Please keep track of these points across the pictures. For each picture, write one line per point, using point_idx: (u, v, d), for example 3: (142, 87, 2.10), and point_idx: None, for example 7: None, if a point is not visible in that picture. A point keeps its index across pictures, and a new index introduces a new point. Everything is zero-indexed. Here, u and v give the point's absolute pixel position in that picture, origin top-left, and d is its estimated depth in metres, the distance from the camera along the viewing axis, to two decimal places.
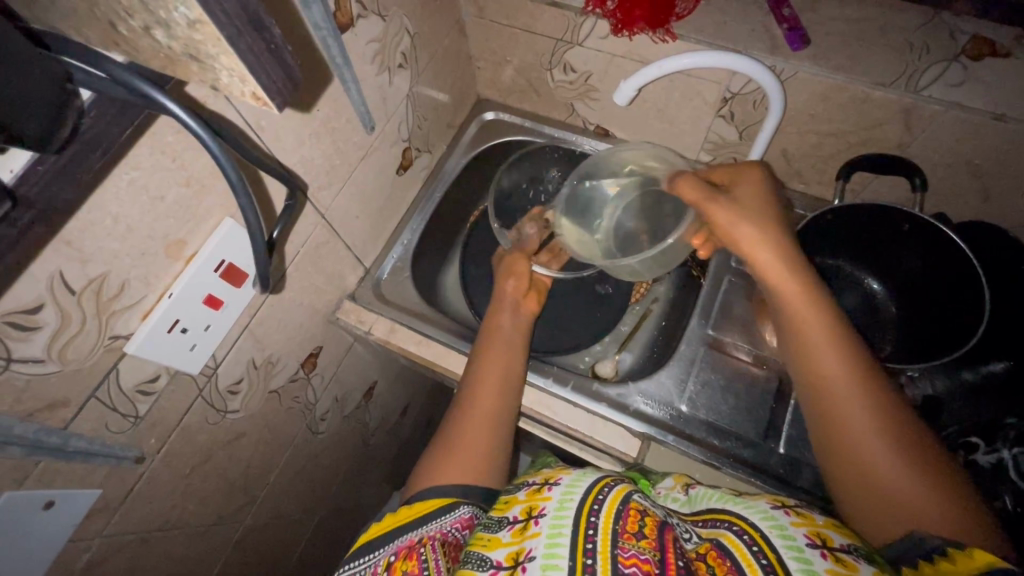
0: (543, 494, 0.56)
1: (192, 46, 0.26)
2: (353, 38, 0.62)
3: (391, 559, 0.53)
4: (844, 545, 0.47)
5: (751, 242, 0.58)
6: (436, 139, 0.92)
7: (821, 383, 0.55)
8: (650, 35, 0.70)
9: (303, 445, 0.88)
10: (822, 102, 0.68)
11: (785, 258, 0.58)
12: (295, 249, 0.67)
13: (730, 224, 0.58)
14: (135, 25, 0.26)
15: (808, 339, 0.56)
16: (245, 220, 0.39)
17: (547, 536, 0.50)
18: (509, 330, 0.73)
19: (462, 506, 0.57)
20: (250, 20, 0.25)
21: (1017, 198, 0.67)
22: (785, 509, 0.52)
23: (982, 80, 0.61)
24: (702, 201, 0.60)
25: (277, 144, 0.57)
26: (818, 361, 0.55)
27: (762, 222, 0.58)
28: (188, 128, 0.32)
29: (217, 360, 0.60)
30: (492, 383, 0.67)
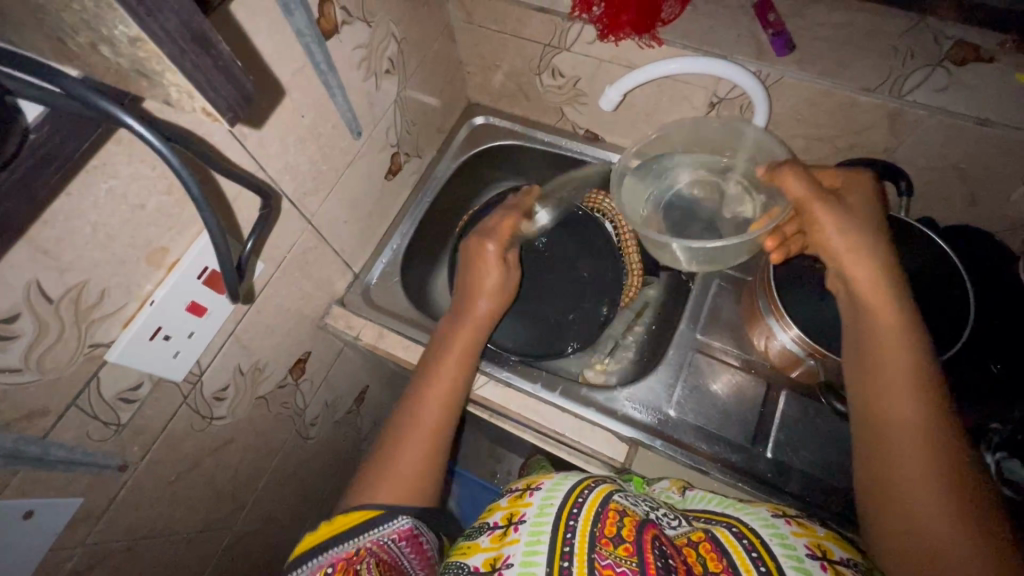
0: (525, 499, 0.57)
1: (137, 62, 0.26)
2: (338, 45, 0.62)
3: (327, 571, 0.52)
4: (843, 558, 0.49)
5: (849, 250, 0.55)
6: (426, 143, 0.92)
7: (889, 403, 0.51)
8: (636, 40, 0.70)
9: (293, 450, 0.87)
10: (808, 107, 0.68)
11: (880, 274, 0.54)
12: (282, 255, 0.67)
13: (839, 232, 0.55)
14: (83, 40, 0.26)
15: (886, 358, 0.52)
16: (212, 238, 0.39)
17: (526, 542, 0.51)
18: (469, 333, 0.71)
19: (401, 517, 0.56)
20: (193, 37, 0.25)
21: (1003, 202, 0.67)
22: (786, 518, 0.53)
23: (966, 84, 0.61)
24: (808, 197, 0.56)
25: (261, 150, 0.57)
26: (894, 382, 0.51)
27: (865, 235, 0.55)
28: (150, 142, 0.32)
29: (202, 367, 0.60)
30: (432, 410, 0.64)
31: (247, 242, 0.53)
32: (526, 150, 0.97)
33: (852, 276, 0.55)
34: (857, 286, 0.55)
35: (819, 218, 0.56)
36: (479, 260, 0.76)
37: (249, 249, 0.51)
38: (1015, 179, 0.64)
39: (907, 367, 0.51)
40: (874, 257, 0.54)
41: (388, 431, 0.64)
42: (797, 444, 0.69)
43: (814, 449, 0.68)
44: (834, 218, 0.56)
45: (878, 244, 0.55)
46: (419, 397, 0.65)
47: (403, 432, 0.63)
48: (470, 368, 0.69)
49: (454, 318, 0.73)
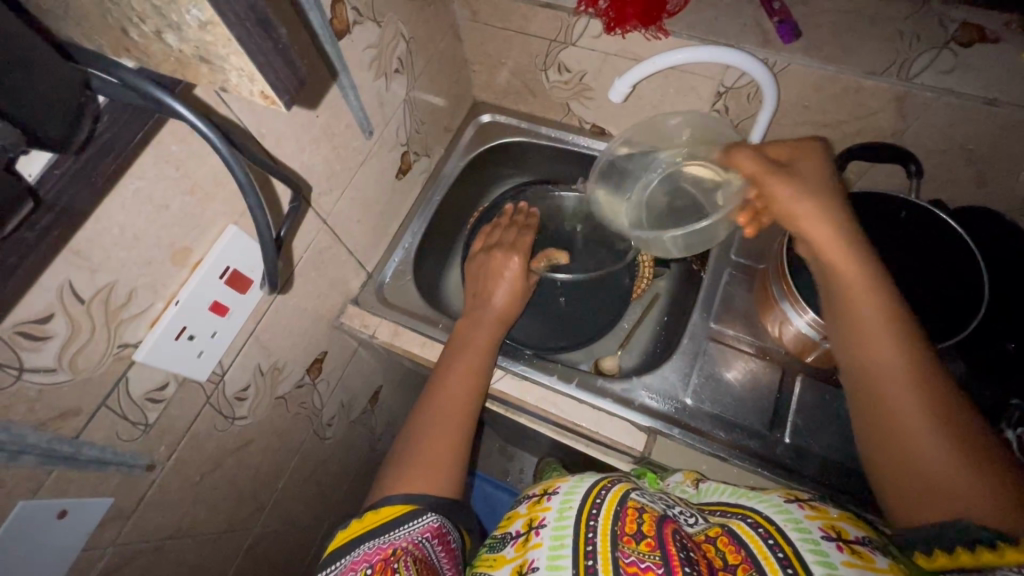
0: (544, 503, 0.58)
1: (202, 47, 0.27)
2: (350, 44, 0.63)
3: (367, 571, 0.51)
4: (858, 537, 0.48)
5: (810, 215, 0.54)
6: (434, 142, 0.93)
7: (869, 362, 0.52)
8: (642, 32, 0.71)
9: (311, 450, 0.88)
10: (815, 94, 0.69)
11: (846, 234, 0.54)
12: (298, 254, 0.67)
13: (792, 200, 0.55)
14: (147, 29, 0.27)
15: (863, 318, 0.53)
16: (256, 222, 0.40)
17: (550, 546, 0.52)
18: (488, 331, 0.73)
19: (428, 514, 0.56)
20: (258, 18, 0.26)
21: (1011, 182, 0.68)
22: (799, 503, 0.53)
23: (973, 66, 0.61)
24: (761, 172, 0.57)
25: (279, 150, 0.58)
26: (873, 348, 0.52)
27: (821, 198, 0.55)
28: (197, 128, 0.33)
29: (224, 366, 0.61)
30: (452, 401, 0.66)
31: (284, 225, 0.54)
32: (532, 146, 0.98)
33: (819, 244, 0.55)
34: (822, 254, 0.55)
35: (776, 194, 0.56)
36: (494, 270, 0.79)
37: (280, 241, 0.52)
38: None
39: (880, 325, 0.52)
40: (833, 216, 0.54)
41: (407, 424, 0.66)
42: (814, 428, 0.70)
43: (833, 433, 0.69)
44: (788, 187, 0.55)
45: (836, 205, 0.55)
46: (437, 395, 0.66)
47: (427, 430, 0.63)
48: (483, 372, 0.70)
49: (476, 317, 0.74)
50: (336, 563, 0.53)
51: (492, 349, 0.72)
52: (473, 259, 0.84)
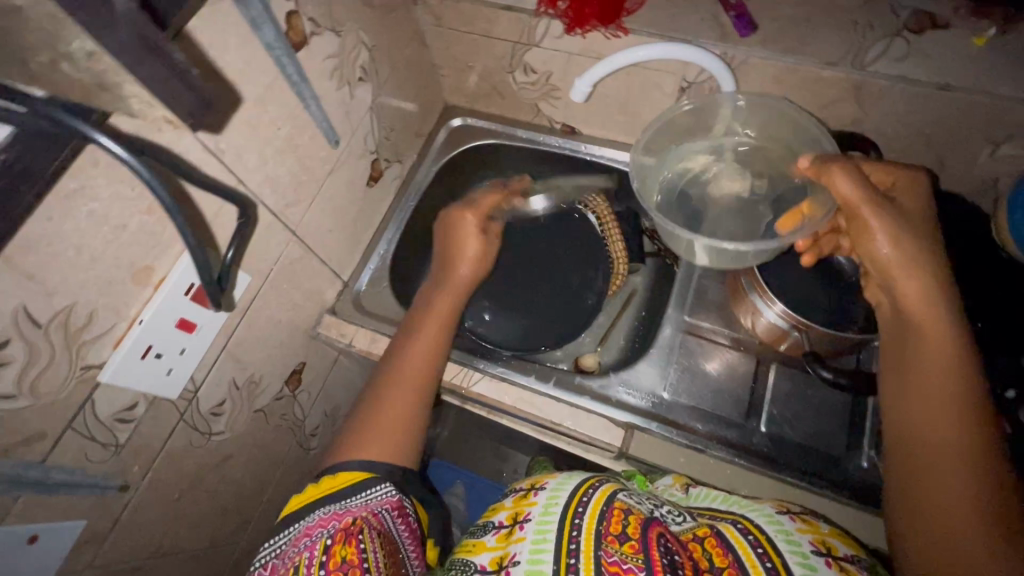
0: (529, 499, 0.59)
1: (97, 75, 0.31)
2: (309, 56, 0.63)
3: (325, 538, 0.52)
4: (847, 554, 0.50)
5: (901, 259, 0.53)
6: (405, 148, 0.93)
7: (916, 400, 0.52)
8: (602, 31, 0.72)
9: (295, 462, 0.88)
10: (776, 85, 0.69)
11: (933, 288, 0.52)
12: (268, 267, 0.67)
13: (880, 230, 0.53)
14: (43, 59, 0.30)
15: (929, 374, 0.51)
16: (178, 227, 0.41)
17: (533, 540, 0.53)
18: (450, 299, 0.72)
19: (386, 486, 0.57)
20: (148, 47, 0.29)
21: (970, 166, 0.69)
22: (790, 515, 0.54)
23: (926, 52, 0.62)
24: (853, 197, 0.54)
25: (239, 164, 0.58)
26: (924, 389, 0.51)
27: (917, 246, 0.53)
28: (120, 157, 0.36)
29: (197, 383, 0.61)
30: (415, 366, 0.66)
31: (229, 248, 0.56)
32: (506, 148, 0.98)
33: (902, 290, 0.53)
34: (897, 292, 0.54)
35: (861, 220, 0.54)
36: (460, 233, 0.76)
37: (229, 261, 0.55)
38: (981, 141, 0.65)
39: (948, 387, 0.50)
40: (924, 268, 0.52)
41: (359, 407, 0.65)
42: (789, 417, 0.71)
43: (806, 420, 0.70)
44: (884, 226, 0.53)
45: (925, 246, 0.53)
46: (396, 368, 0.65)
47: (381, 405, 0.62)
48: (443, 349, 0.69)
49: (441, 283, 0.74)
50: (290, 528, 0.55)
51: (455, 320, 0.71)
52: (444, 218, 0.78)
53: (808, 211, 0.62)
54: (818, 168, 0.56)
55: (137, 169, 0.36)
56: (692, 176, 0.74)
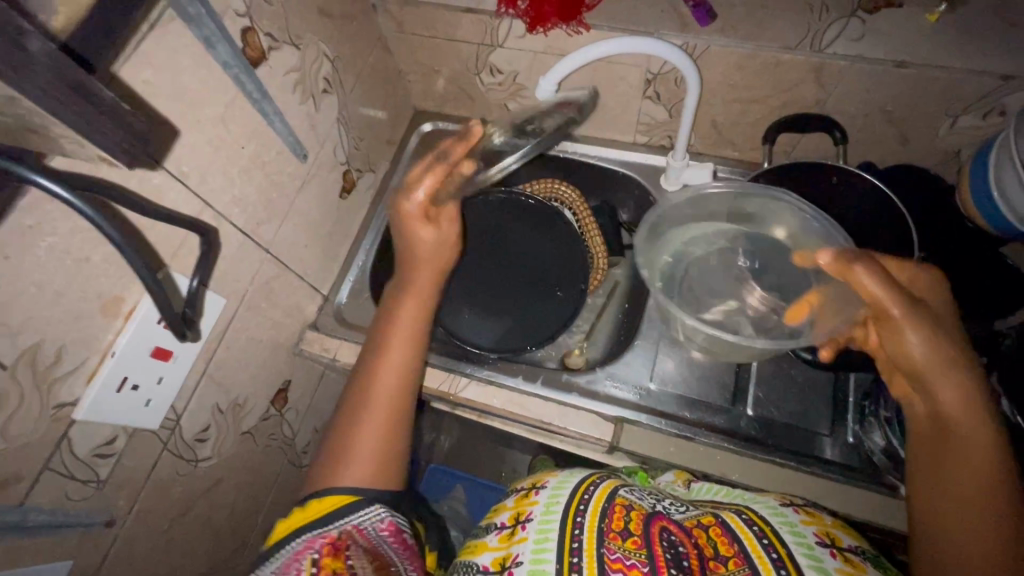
0: (531, 498, 0.59)
1: (26, 116, 0.31)
2: (269, 71, 0.62)
3: (314, 555, 0.53)
4: (851, 546, 0.51)
5: (935, 361, 0.50)
6: (377, 157, 0.92)
7: (940, 494, 0.50)
8: (564, 28, 0.71)
9: (288, 480, 0.87)
10: (738, 72, 0.70)
11: (968, 389, 0.49)
12: (243, 288, 0.66)
13: (906, 322, 0.50)
14: None
15: (956, 475, 0.49)
16: (133, 262, 0.40)
17: (534, 540, 0.52)
18: (411, 305, 0.68)
19: (377, 508, 0.57)
20: (71, 87, 0.31)
21: (932, 139, 0.70)
22: (794, 507, 0.56)
23: (881, 30, 0.63)
24: (877, 292, 0.50)
25: (205, 187, 0.57)
26: (949, 483, 0.49)
27: (950, 347, 0.50)
28: (60, 196, 0.35)
29: (179, 410, 0.60)
30: (387, 385, 0.64)
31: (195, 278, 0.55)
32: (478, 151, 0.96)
33: (933, 391, 0.51)
34: (923, 380, 0.51)
35: (888, 312, 0.51)
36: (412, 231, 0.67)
37: (194, 289, 0.54)
38: (940, 115, 0.66)
39: (978, 495, 0.48)
40: (953, 358, 0.49)
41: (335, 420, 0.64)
42: (775, 398, 0.72)
43: (790, 400, 0.72)
44: (918, 331, 0.50)
45: (953, 339, 0.50)
46: (367, 386, 0.63)
47: (361, 416, 0.62)
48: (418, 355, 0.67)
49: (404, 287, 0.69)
50: (279, 555, 0.55)
51: (418, 329, 0.68)
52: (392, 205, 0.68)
53: (817, 303, 0.62)
54: (844, 268, 0.51)
55: (77, 206, 0.36)
56: (700, 257, 0.73)
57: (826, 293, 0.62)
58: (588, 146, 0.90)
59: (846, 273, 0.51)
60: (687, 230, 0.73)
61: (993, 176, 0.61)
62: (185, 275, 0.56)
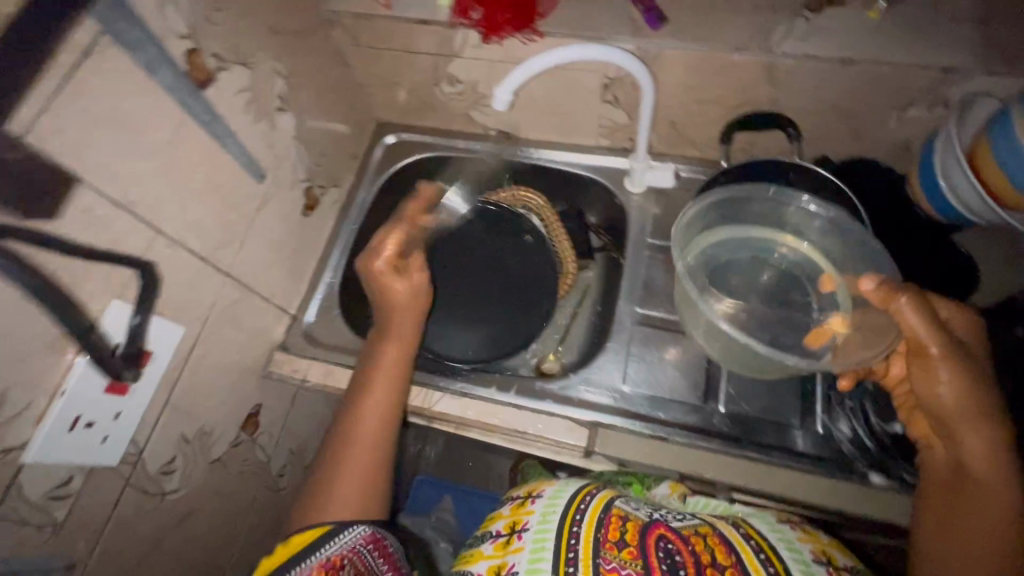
0: (527, 507, 0.59)
1: None
2: (218, 92, 0.61)
3: None
4: (846, 564, 0.53)
5: (966, 406, 0.51)
6: (340, 172, 0.91)
7: (947, 525, 0.52)
8: (518, 37, 0.72)
9: (266, 506, 0.85)
10: (693, 74, 0.71)
11: (995, 437, 0.51)
12: (203, 314, 0.65)
13: (941, 361, 0.51)
14: None
15: (969, 513, 0.51)
16: None
17: (531, 549, 0.52)
18: (393, 351, 0.70)
19: (361, 525, 0.59)
20: None
21: (882, 133, 0.71)
22: (792, 525, 0.57)
23: (825, 30, 0.65)
24: (917, 329, 0.52)
25: (157, 214, 0.56)
26: (960, 518, 0.51)
27: (981, 392, 0.51)
28: None
29: (140, 444, 0.58)
30: (367, 431, 0.65)
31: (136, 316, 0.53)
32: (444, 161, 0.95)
33: (957, 430, 0.52)
34: (948, 419, 0.53)
35: (924, 347, 0.52)
36: (383, 287, 0.70)
37: (136, 327, 0.53)
38: (888, 109, 0.68)
39: (986, 531, 0.50)
40: (979, 400, 0.51)
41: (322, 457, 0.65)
42: (746, 393, 0.73)
43: (761, 395, 0.72)
44: (953, 373, 0.51)
45: (985, 384, 0.52)
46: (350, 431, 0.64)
47: (342, 462, 0.63)
48: (399, 386, 0.68)
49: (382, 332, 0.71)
50: None
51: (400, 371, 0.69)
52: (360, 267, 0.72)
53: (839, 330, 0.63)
54: (888, 295, 0.52)
55: None
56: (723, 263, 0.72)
57: (854, 321, 0.63)
58: (552, 152, 0.90)
59: (889, 300, 0.52)
60: (710, 232, 0.71)
61: (941, 177, 0.63)
62: (107, 312, 0.51)
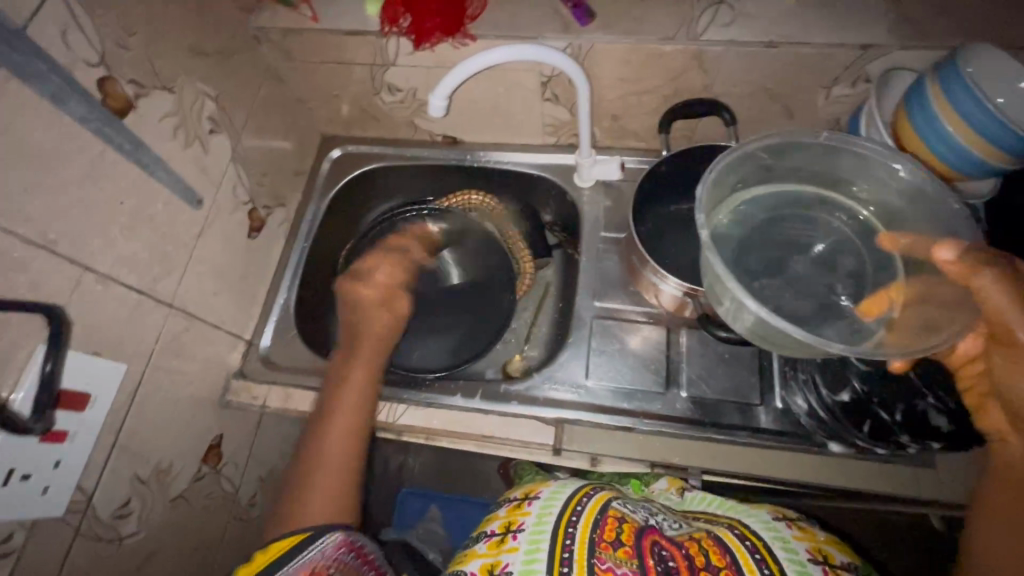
0: (523, 508, 0.58)
1: None
2: (139, 119, 0.59)
3: None
4: (843, 562, 0.54)
5: None
6: (287, 190, 0.89)
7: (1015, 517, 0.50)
8: (450, 42, 0.71)
9: (237, 538, 0.82)
10: (627, 66, 0.71)
11: None
12: (148, 348, 0.62)
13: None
14: None
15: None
16: None
17: (526, 551, 0.52)
18: (366, 366, 0.70)
19: (336, 531, 0.57)
20: None
21: (813, 111, 0.73)
22: (787, 521, 0.58)
23: (747, 16, 0.66)
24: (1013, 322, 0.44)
25: (83, 250, 0.53)
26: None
27: None
28: None
29: (87, 490, 0.56)
30: (339, 446, 0.64)
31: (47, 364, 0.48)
32: (394, 169, 0.94)
33: None
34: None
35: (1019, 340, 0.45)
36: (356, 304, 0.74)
37: (48, 374, 0.48)
38: (816, 87, 0.69)
39: None
40: None
41: (297, 470, 0.63)
42: (705, 375, 0.74)
43: (721, 376, 0.74)
44: None
45: None
46: (319, 447, 0.64)
47: (314, 481, 0.62)
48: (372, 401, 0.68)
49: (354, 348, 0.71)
50: None
51: (372, 386, 0.69)
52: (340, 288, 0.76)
53: (895, 297, 0.58)
54: (969, 270, 0.46)
55: None
56: (749, 219, 0.67)
57: (914, 291, 0.57)
58: (500, 153, 0.90)
59: (969, 276, 0.46)
60: (744, 181, 0.65)
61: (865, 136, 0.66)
62: (19, 389, 0.47)
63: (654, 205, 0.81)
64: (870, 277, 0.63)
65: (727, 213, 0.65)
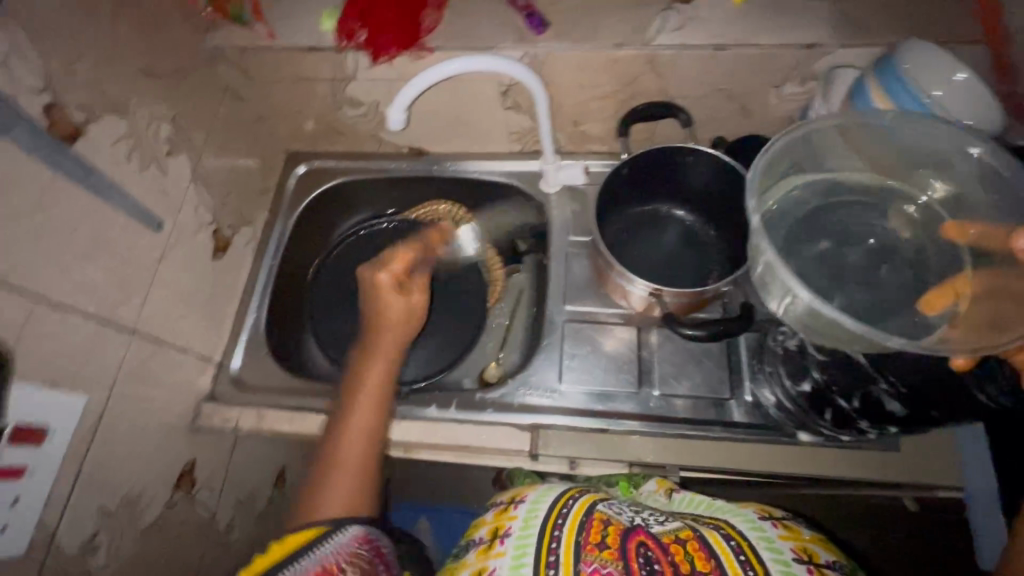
0: (510, 512, 0.58)
1: None
2: (90, 145, 0.58)
3: None
4: (827, 560, 0.53)
5: None
6: (253, 208, 0.88)
7: None
8: (406, 55, 0.72)
9: (217, 565, 0.80)
10: (584, 73, 0.72)
11: None
12: (111, 376, 0.61)
13: None
14: None
15: None
16: None
17: (512, 556, 0.52)
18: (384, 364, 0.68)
19: (353, 525, 0.56)
20: None
21: (766, 110, 0.75)
22: (773, 520, 0.57)
23: (696, 20, 0.68)
24: None
25: (36, 279, 0.52)
26: None
27: None
28: None
29: (50, 526, 0.55)
30: (354, 449, 0.61)
31: None
32: (361, 183, 0.94)
33: None
34: None
35: None
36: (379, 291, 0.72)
37: None
38: (767, 87, 0.71)
39: None
40: None
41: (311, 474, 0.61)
42: (675, 372, 0.75)
43: (692, 372, 0.75)
44: None
45: None
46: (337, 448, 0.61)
47: (328, 482, 0.59)
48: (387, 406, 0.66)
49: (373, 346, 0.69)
50: None
51: (388, 387, 0.67)
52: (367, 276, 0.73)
53: (961, 289, 0.53)
54: None
55: None
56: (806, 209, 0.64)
57: (986, 283, 0.52)
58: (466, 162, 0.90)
59: None
60: (798, 170, 0.63)
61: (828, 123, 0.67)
62: None
63: (617, 208, 0.82)
64: (941, 268, 0.58)
65: (779, 201, 0.63)
